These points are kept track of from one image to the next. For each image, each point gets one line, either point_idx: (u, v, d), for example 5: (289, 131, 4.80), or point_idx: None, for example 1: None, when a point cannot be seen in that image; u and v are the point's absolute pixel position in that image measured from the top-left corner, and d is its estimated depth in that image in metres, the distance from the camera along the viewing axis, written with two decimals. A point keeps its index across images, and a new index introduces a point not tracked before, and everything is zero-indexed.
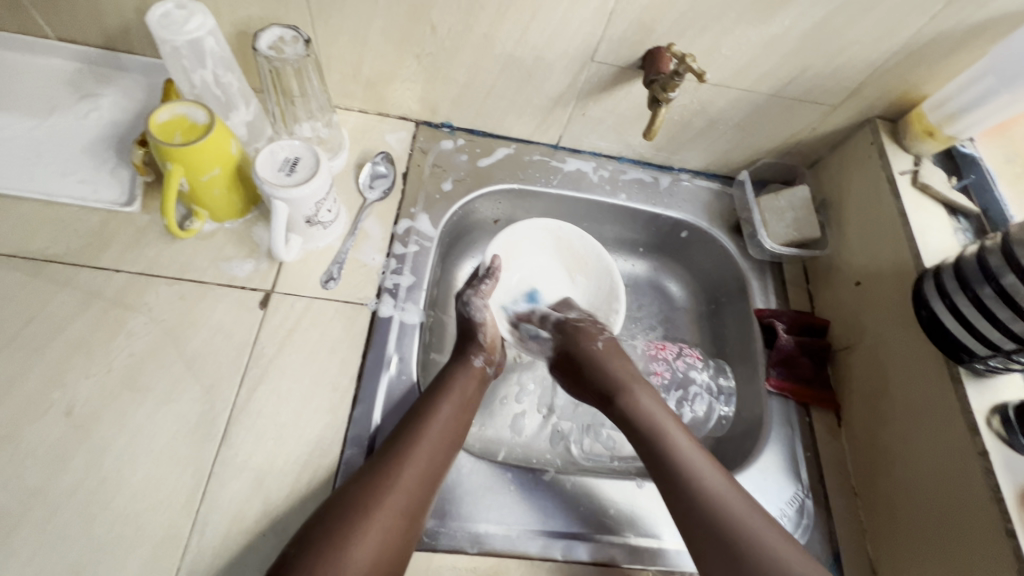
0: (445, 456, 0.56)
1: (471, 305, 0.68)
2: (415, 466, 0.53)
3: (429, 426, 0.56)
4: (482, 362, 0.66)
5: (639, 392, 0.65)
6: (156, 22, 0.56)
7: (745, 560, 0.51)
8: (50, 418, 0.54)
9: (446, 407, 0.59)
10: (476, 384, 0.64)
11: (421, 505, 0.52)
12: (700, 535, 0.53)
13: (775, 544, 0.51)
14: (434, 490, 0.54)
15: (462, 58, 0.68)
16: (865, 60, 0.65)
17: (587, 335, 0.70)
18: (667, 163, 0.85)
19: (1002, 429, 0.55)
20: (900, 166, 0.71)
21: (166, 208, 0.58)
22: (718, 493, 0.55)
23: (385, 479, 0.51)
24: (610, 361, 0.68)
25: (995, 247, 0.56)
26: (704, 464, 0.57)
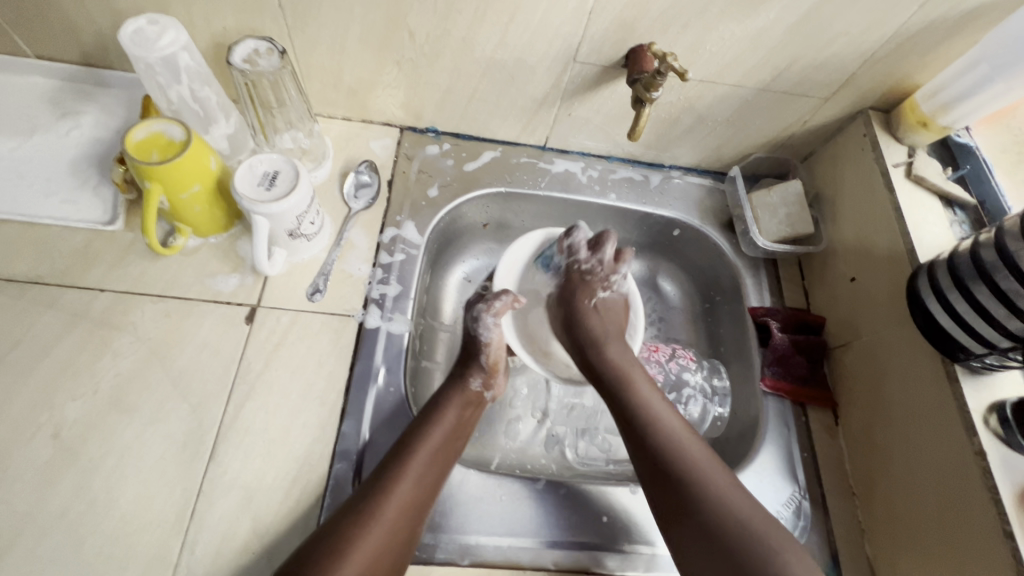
0: (432, 489, 0.55)
1: (479, 322, 0.67)
2: (399, 498, 0.52)
3: (417, 455, 0.55)
4: (479, 385, 0.65)
5: (614, 351, 0.65)
6: (129, 39, 0.55)
7: (703, 511, 0.51)
8: (38, 441, 0.54)
9: (437, 434, 0.58)
10: (470, 410, 0.63)
11: (404, 539, 0.51)
12: (667, 501, 0.53)
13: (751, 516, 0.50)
14: (422, 521, 0.53)
15: (443, 62, 0.67)
16: (855, 50, 0.63)
17: (586, 291, 0.70)
18: (657, 161, 0.83)
19: (999, 428, 0.54)
20: (894, 158, 0.70)
21: (147, 227, 0.58)
22: (681, 448, 0.55)
23: (368, 513, 0.50)
24: (598, 321, 0.67)
25: (989, 242, 0.54)
26: (677, 428, 0.58)
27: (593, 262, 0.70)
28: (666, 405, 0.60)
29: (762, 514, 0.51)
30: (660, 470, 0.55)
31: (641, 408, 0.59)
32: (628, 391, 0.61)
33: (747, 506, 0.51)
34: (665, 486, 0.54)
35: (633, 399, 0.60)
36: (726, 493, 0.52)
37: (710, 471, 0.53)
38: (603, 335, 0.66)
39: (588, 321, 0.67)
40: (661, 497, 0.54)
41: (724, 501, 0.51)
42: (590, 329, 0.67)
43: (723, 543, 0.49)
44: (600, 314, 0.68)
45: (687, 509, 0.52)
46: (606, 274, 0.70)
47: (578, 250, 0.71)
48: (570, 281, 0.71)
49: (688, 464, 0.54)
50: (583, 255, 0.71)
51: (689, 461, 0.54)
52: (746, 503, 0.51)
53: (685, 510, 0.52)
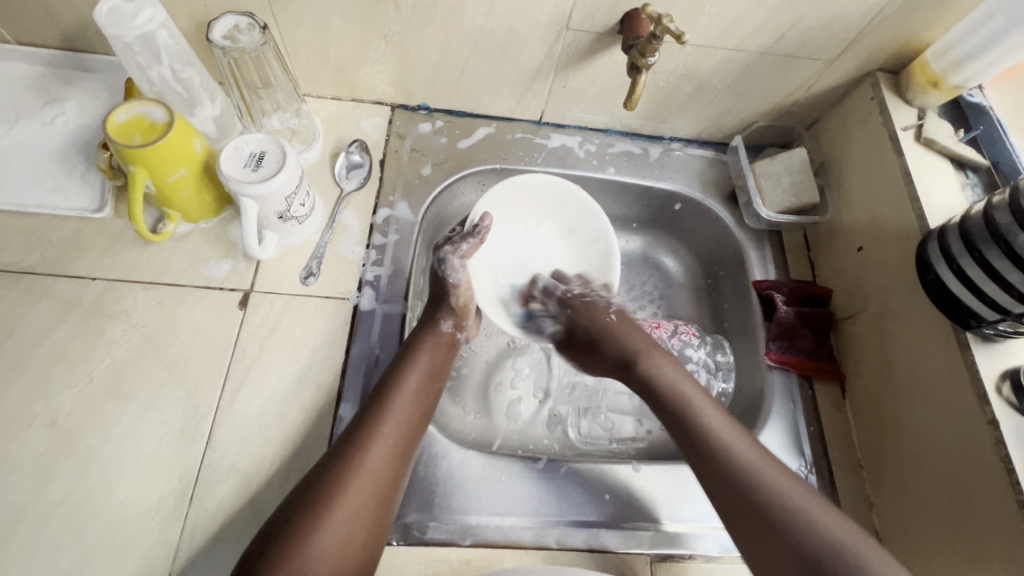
0: (411, 437, 0.54)
1: (445, 264, 0.64)
2: (380, 442, 0.51)
3: (392, 405, 0.54)
4: (451, 327, 0.63)
5: (660, 362, 0.62)
6: (104, 19, 0.53)
7: (779, 529, 0.47)
8: (34, 430, 0.54)
9: (412, 377, 0.57)
10: (444, 351, 0.61)
11: (385, 487, 0.50)
12: (739, 522, 0.50)
13: (826, 525, 0.47)
14: (404, 468, 0.52)
15: (431, 34, 0.65)
16: (861, 8, 0.60)
17: (598, 312, 0.67)
18: (657, 133, 0.81)
19: (1013, 397, 0.52)
20: (904, 121, 0.67)
21: (135, 213, 0.57)
22: (747, 460, 0.52)
23: (348, 463, 0.49)
24: (626, 332, 0.65)
25: (1003, 204, 0.52)
26: (733, 437, 0.54)
27: (576, 287, 0.71)
28: (735, 428, 0.55)
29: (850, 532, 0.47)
30: (725, 486, 0.51)
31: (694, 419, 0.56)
32: (680, 400, 0.58)
33: (833, 521, 0.47)
34: (735, 507, 0.50)
35: (689, 412, 0.57)
36: (805, 509, 0.48)
37: (786, 488, 0.49)
38: (641, 347, 0.63)
39: (621, 334, 0.64)
40: (735, 517, 0.50)
41: (807, 515, 0.47)
42: (623, 343, 0.64)
43: (815, 566, 0.45)
44: (626, 328, 0.65)
45: (764, 526, 0.48)
46: (592, 292, 0.71)
47: (553, 288, 0.72)
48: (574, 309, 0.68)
49: (754, 478, 0.50)
50: (562, 287, 0.72)
51: (751, 471, 0.51)
52: (845, 528, 0.47)
53: (764, 531, 0.48)
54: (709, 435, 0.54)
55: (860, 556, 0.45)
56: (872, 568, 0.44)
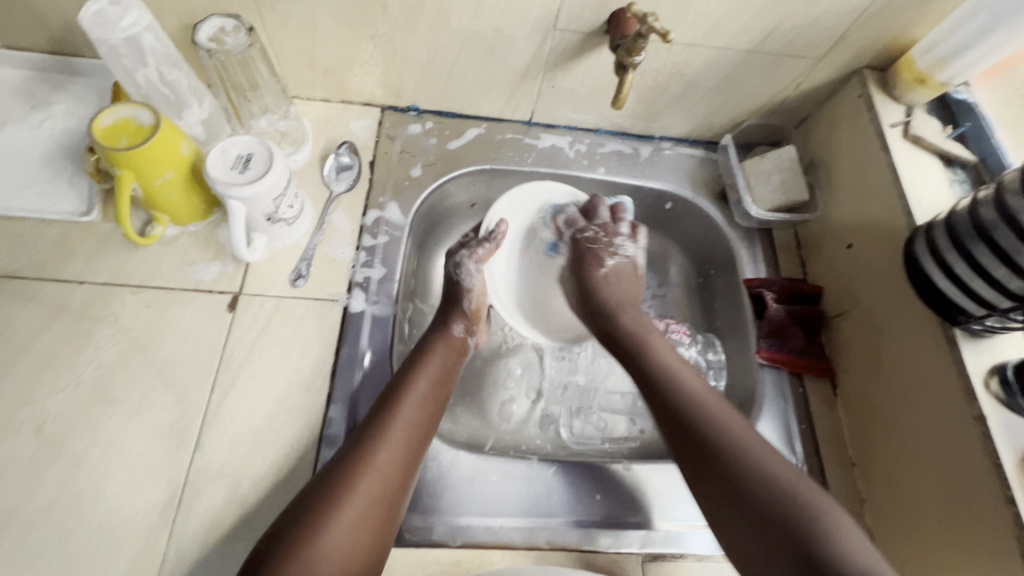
0: (420, 442, 0.53)
1: (461, 267, 0.66)
2: (389, 445, 0.51)
3: (401, 409, 0.54)
4: (462, 331, 0.64)
5: (628, 319, 0.65)
6: (89, 21, 0.54)
7: (722, 463, 0.49)
8: (21, 435, 0.54)
9: (423, 381, 0.57)
10: (455, 356, 0.62)
11: (394, 492, 0.49)
12: (685, 455, 0.52)
13: (766, 461, 0.49)
14: (413, 472, 0.52)
15: (419, 35, 0.65)
16: (847, 6, 0.61)
17: (596, 259, 0.69)
18: (647, 132, 0.81)
19: (1001, 392, 0.52)
20: (891, 119, 0.67)
21: (121, 216, 0.57)
22: (703, 405, 0.54)
23: (359, 465, 0.49)
24: (606, 285, 0.68)
25: (988, 199, 0.52)
26: (695, 385, 0.57)
27: (593, 229, 0.71)
28: (701, 382, 0.57)
29: (792, 470, 0.48)
30: (676, 420, 0.54)
31: (657, 364, 0.59)
32: (643, 347, 0.62)
33: (777, 462, 0.49)
34: (684, 442, 0.52)
35: (653, 359, 0.60)
36: (753, 449, 0.50)
37: (738, 431, 0.51)
38: (616, 304, 0.66)
39: (602, 287, 0.68)
40: (683, 451, 0.52)
41: (753, 455, 0.49)
42: (603, 296, 0.67)
43: (753, 502, 0.47)
44: (611, 283, 0.68)
45: (709, 461, 0.50)
46: (608, 239, 0.70)
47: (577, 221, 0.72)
48: (580, 254, 0.71)
49: (706, 416, 0.53)
50: (581, 224, 0.72)
51: (705, 411, 0.53)
52: (783, 466, 0.49)
53: (708, 465, 0.50)
54: (670, 377, 0.57)
55: (801, 494, 0.46)
56: (812, 508, 0.45)
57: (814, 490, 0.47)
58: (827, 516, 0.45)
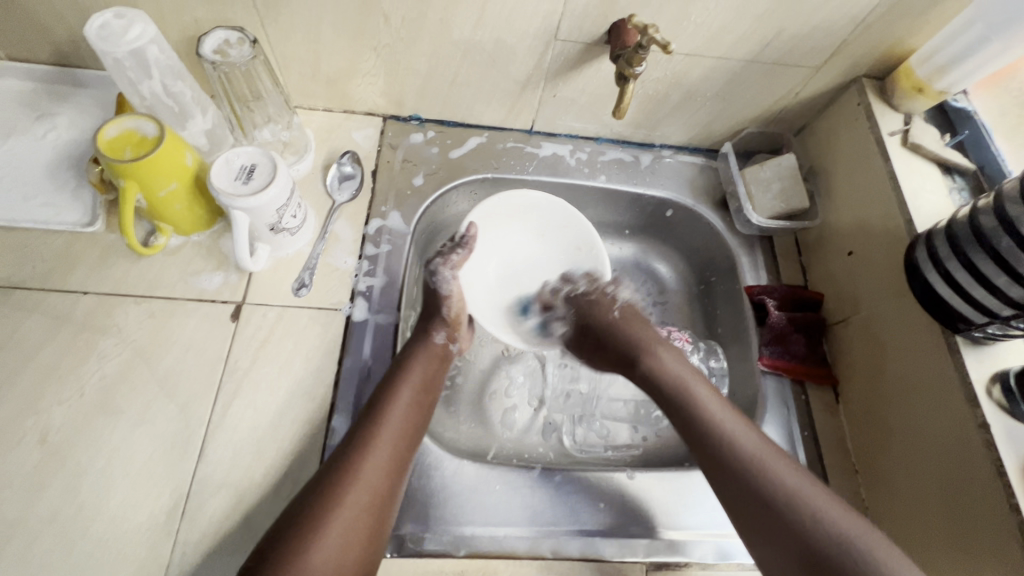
0: (405, 453, 0.53)
1: (438, 276, 0.65)
2: (374, 458, 0.51)
3: (385, 421, 0.54)
4: (444, 339, 0.64)
5: (666, 358, 0.63)
6: (95, 34, 0.54)
7: (788, 521, 0.49)
8: (24, 446, 0.54)
9: (406, 391, 0.57)
10: (437, 363, 0.61)
11: (380, 505, 0.50)
12: (743, 511, 0.52)
13: (829, 516, 0.49)
14: (400, 482, 0.52)
15: (421, 46, 0.65)
16: (845, 16, 0.61)
17: (602, 308, 0.69)
18: (647, 140, 0.81)
19: (1003, 400, 0.52)
20: (890, 127, 0.68)
21: (126, 227, 0.57)
22: (752, 456, 0.53)
23: (342, 479, 0.49)
24: (629, 328, 0.67)
25: (988, 207, 0.52)
26: (742, 433, 0.56)
27: (586, 283, 0.72)
28: (745, 426, 0.56)
29: (861, 529, 0.49)
30: (729, 473, 0.53)
31: (701, 409, 0.58)
32: (688, 394, 0.59)
33: (844, 519, 0.49)
34: (738, 498, 0.52)
35: (695, 404, 0.58)
36: (818, 507, 0.50)
37: (797, 488, 0.51)
38: (647, 341, 0.65)
39: (626, 329, 0.66)
40: (738, 506, 0.52)
41: (820, 513, 0.49)
42: (631, 337, 0.66)
43: (826, 565, 0.47)
44: (631, 323, 0.67)
45: (770, 519, 0.50)
46: (602, 288, 0.71)
47: (570, 281, 0.73)
48: (580, 314, 0.70)
49: (760, 471, 0.52)
50: (576, 282, 0.73)
51: (761, 465, 0.53)
52: (848, 522, 0.49)
53: (769, 524, 0.50)
54: (717, 426, 0.56)
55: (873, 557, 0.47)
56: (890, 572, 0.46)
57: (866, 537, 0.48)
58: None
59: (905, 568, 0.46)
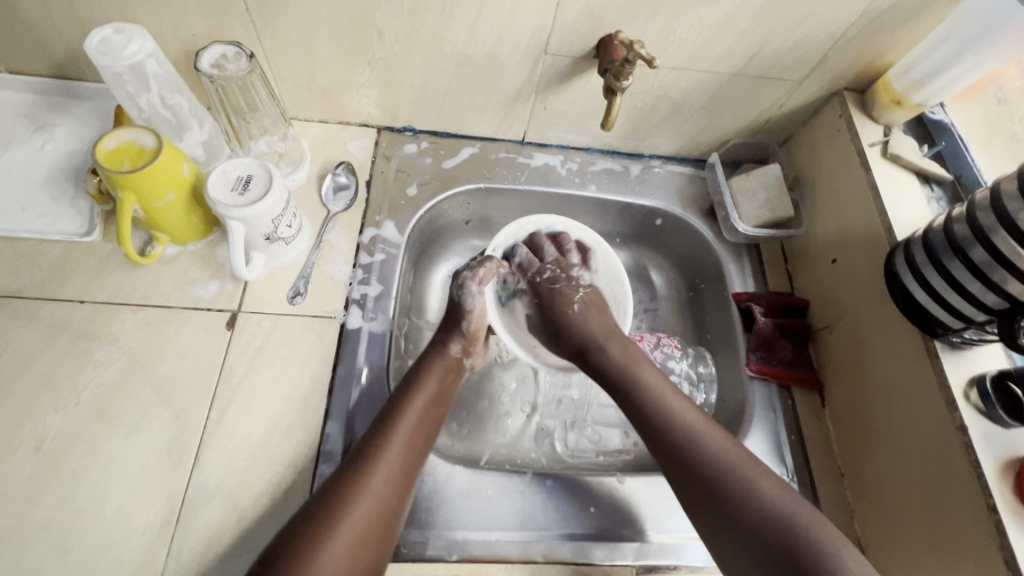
0: (415, 462, 0.54)
1: (464, 289, 0.65)
2: (385, 466, 0.52)
3: (398, 429, 0.54)
4: (459, 351, 0.65)
5: (617, 349, 0.63)
6: (95, 50, 0.56)
7: (725, 498, 0.50)
8: (20, 454, 0.54)
9: (418, 401, 0.57)
10: (451, 375, 0.63)
11: (390, 512, 0.50)
12: (687, 491, 0.52)
13: (767, 493, 0.49)
14: (408, 490, 0.53)
15: (414, 60, 0.67)
16: (825, 32, 0.63)
17: (564, 299, 0.69)
18: (637, 151, 0.83)
19: (980, 403, 0.54)
20: (870, 138, 0.70)
21: (123, 236, 0.58)
22: (698, 437, 0.54)
23: (353, 487, 0.49)
24: (583, 319, 0.67)
25: (962, 217, 0.54)
26: (690, 419, 0.56)
27: (551, 266, 0.71)
28: (695, 413, 0.57)
29: (791, 503, 0.49)
30: (673, 456, 0.54)
31: (648, 399, 0.58)
32: (635, 382, 0.60)
33: (779, 497, 0.49)
34: (684, 477, 0.53)
35: (643, 393, 0.59)
36: (755, 486, 0.50)
37: (740, 468, 0.51)
38: (601, 335, 0.65)
39: (580, 322, 0.66)
40: (683, 485, 0.53)
41: (755, 489, 0.50)
42: (584, 329, 0.66)
43: (759, 539, 0.47)
44: (587, 315, 0.67)
45: (710, 497, 0.51)
46: (567, 276, 0.71)
47: (528, 265, 0.71)
48: (543, 295, 0.70)
49: (702, 451, 0.53)
50: (536, 264, 0.71)
51: (702, 445, 0.53)
52: (782, 498, 0.49)
53: (710, 501, 0.51)
54: (663, 415, 0.56)
55: (804, 530, 0.47)
56: (819, 544, 0.46)
57: (816, 520, 0.48)
58: (836, 552, 0.45)
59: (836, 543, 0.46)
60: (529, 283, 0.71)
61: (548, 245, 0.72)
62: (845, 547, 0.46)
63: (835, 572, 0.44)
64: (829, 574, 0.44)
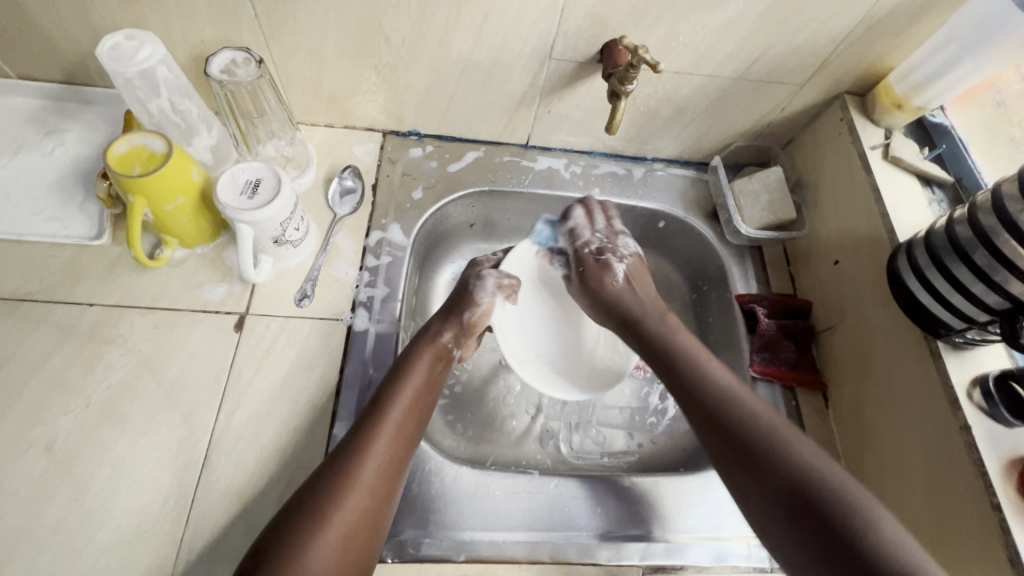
0: (405, 452, 0.54)
1: (480, 283, 0.69)
2: (375, 457, 0.52)
3: (387, 420, 0.55)
4: (450, 341, 0.65)
5: (655, 318, 0.65)
6: (106, 55, 0.56)
7: (756, 459, 0.51)
8: (31, 455, 0.55)
9: (408, 391, 0.58)
10: (441, 364, 0.63)
11: (381, 503, 0.51)
12: (720, 452, 0.53)
13: (799, 454, 0.50)
14: (398, 482, 0.53)
15: (420, 65, 0.68)
16: (826, 36, 0.64)
17: (604, 276, 0.69)
18: (639, 154, 0.84)
19: (983, 402, 0.54)
20: (871, 141, 0.70)
21: (133, 240, 0.58)
22: (731, 399, 0.55)
23: (343, 479, 0.49)
24: (626, 291, 0.68)
25: (964, 218, 0.55)
26: (727, 382, 0.57)
27: (597, 238, 0.72)
28: (730, 377, 0.58)
29: (825, 465, 0.49)
30: (706, 416, 0.55)
31: (684, 362, 0.60)
32: (671, 348, 0.61)
33: (811, 458, 0.50)
34: (716, 437, 0.54)
35: (678, 357, 0.60)
36: (789, 448, 0.50)
37: (773, 434, 0.52)
38: (637, 304, 0.66)
39: (622, 295, 0.67)
40: (716, 446, 0.54)
41: (788, 452, 0.50)
42: (625, 303, 0.66)
43: (793, 499, 0.48)
44: (629, 288, 0.68)
45: (744, 457, 0.51)
46: (611, 247, 0.71)
47: (580, 231, 0.73)
48: (587, 267, 0.71)
49: (737, 412, 0.54)
50: (586, 233, 0.73)
51: (736, 407, 0.54)
52: (816, 460, 0.49)
53: (742, 463, 0.51)
54: (698, 377, 0.58)
55: (837, 491, 0.47)
56: (852, 502, 0.46)
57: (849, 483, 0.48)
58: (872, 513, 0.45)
59: (869, 503, 0.46)
60: (574, 251, 0.73)
61: (597, 214, 0.74)
62: (881, 511, 0.46)
63: (871, 530, 0.44)
64: (866, 534, 0.44)
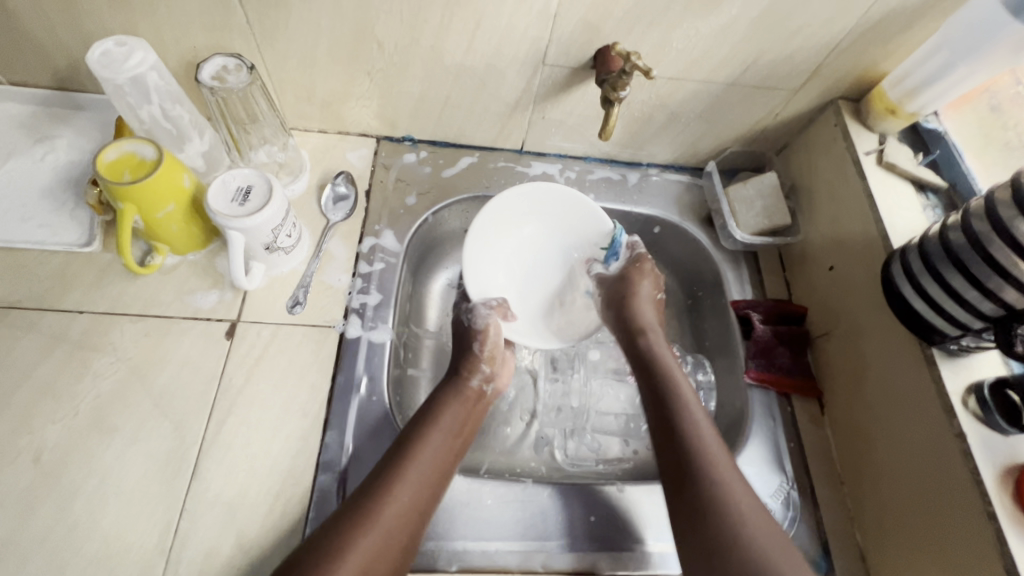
0: (431, 497, 0.53)
1: (474, 313, 0.68)
2: (398, 500, 0.51)
3: (415, 464, 0.54)
4: (479, 382, 0.65)
5: (658, 345, 0.65)
6: (97, 62, 0.56)
7: (700, 503, 0.50)
8: (18, 466, 0.54)
9: (436, 435, 0.57)
10: (471, 407, 0.62)
11: (398, 552, 0.49)
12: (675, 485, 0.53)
13: (745, 508, 0.49)
14: (420, 531, 0.51)
15: (413, 71, 0.67)
16: (820, 43, 0.64)
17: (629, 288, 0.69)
18: (634, 159, 0.84)
19: (978, 410, 0.54)
20: (865, 146, 0.70)
21: (123, 247, 0.58)
22: (699, 442, 0.54)
23: (363, 519, 0.48)
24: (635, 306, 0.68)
25: (957, 224, 0.55)
26: (702, 424, 0.56)
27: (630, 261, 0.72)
28: (707, 420, 0.57)
29: (764, 528, 0.48)
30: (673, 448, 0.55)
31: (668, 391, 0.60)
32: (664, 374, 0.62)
33: (754, 517, 0.49)
34: (673, 470, 0.54)
35: (667, 387, 0.60)
36: (738, 499, 0.50)
37: (731, 483, 0.51)
38: (651, 326, 0.67)
39: (639, 308, 0.68)
40: (670, 479, 0.54)
41: (735, 503, 0.50)
42: (638, 316, 0.67)
43: (718, 553, 0.47)
44: (648, 306, 0.69)
45: (691, 496, 0.51)
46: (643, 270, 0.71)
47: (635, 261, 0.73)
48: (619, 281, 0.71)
49: (697, 454, 0.53)
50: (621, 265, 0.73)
51: (701, 450, 0.54)
52: (758, 519, 0.49)
53: (689, 505, 0.51)
54: (677, 410, 0.58)
55: (766, 557, 0.46)
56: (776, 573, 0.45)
57: (781, 553, 0.47)
58: None
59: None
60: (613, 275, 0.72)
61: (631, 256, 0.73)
62: None
63: None
64: None
